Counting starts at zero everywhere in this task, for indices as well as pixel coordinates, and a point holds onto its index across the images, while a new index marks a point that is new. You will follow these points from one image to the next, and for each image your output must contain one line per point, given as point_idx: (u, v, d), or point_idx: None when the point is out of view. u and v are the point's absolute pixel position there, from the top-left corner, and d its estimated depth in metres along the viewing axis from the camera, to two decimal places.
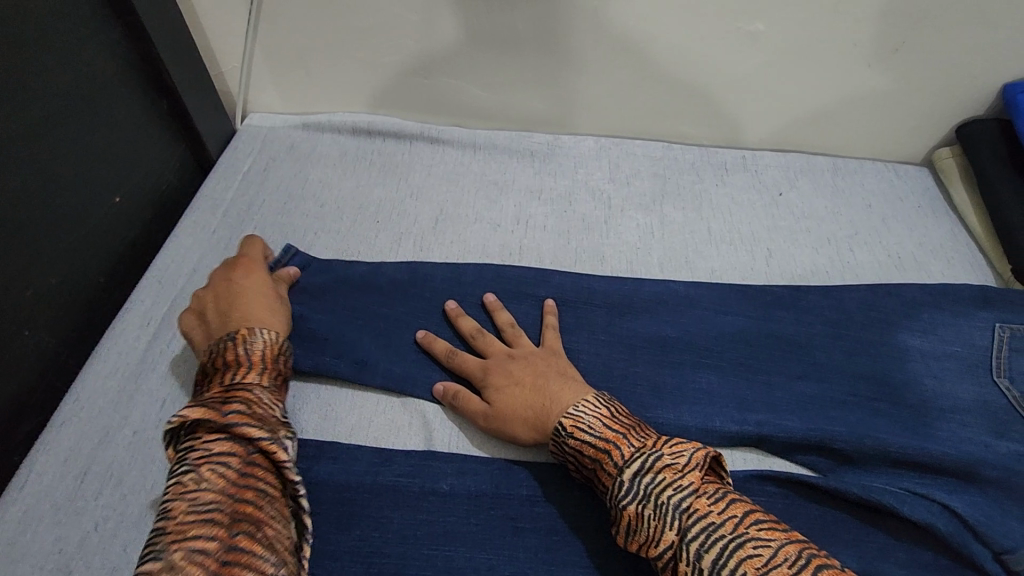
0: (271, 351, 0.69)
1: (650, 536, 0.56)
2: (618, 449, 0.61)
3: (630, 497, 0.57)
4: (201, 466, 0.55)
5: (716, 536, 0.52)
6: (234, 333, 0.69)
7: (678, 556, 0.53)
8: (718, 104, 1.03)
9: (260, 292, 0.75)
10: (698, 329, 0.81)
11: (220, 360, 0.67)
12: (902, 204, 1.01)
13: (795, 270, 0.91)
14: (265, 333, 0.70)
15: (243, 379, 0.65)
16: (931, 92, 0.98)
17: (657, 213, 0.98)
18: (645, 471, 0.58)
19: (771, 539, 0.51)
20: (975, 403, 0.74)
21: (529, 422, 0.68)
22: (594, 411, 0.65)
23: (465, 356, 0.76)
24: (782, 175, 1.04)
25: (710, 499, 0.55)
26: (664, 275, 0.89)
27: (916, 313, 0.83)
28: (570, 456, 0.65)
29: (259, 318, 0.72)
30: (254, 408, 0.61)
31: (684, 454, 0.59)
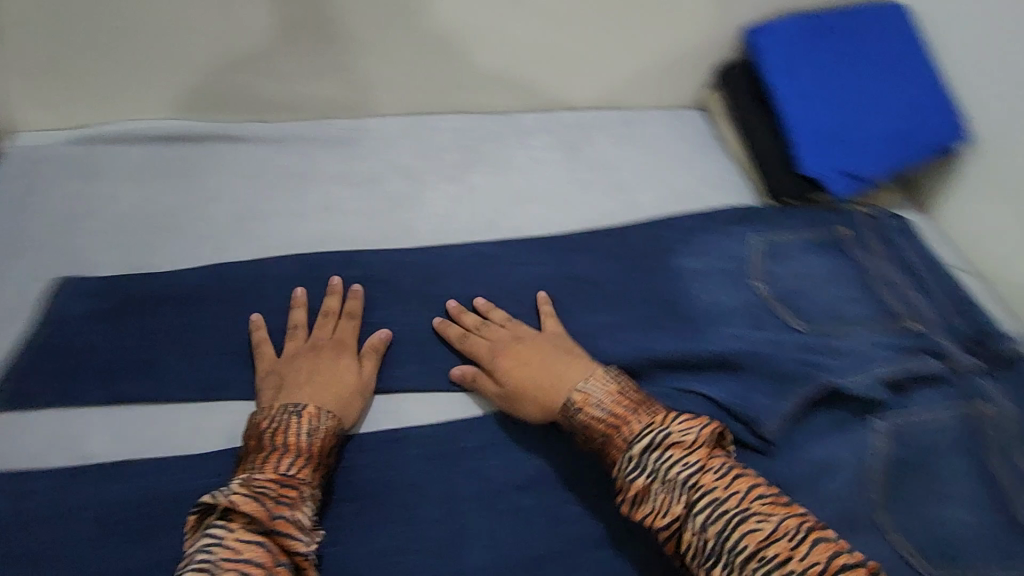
0: (327, 442, 0.68)
1: (659, 508, 0.61)
2: (629, 425, 0.66)
3: (640, 472, 0.63)
4: (228, 569, 0.54)
5: (722, 510, 0.58)
6: (302, 408, 0.69)
7: (685, 526, 0.59)
8: (509, 70, 1.08)
9: (337, 370, 0.74)
10: (503, 286, 0.87)
11: (280, 437, 0.66)
12: (681, 143, 1.12)
13: (590, 216, 0.99)
14: (328, 419, 0.69)
15: (295, 472, 0.64)
16: (684, 40, 1.09)
17: (464, 182, 1.01)
18: (654, 447, 0.63)
19: (773, 513, 0.57)
20: (735, 306, 0.87)
21: (539, 401, 0.72)
22: (604, 387, 0.70)
23: (473, 340, 0.79)
24: (577, 131, 1.12)
25: (715, 473, 0.61)
26: (470, 238, 0.93)
27: (688, 237, 0.94)
28: (580, 430, 0.69)
29: (326, 399, 0.71)
30: (298, 511, 0.62)
31: (693, 432, 0.64)
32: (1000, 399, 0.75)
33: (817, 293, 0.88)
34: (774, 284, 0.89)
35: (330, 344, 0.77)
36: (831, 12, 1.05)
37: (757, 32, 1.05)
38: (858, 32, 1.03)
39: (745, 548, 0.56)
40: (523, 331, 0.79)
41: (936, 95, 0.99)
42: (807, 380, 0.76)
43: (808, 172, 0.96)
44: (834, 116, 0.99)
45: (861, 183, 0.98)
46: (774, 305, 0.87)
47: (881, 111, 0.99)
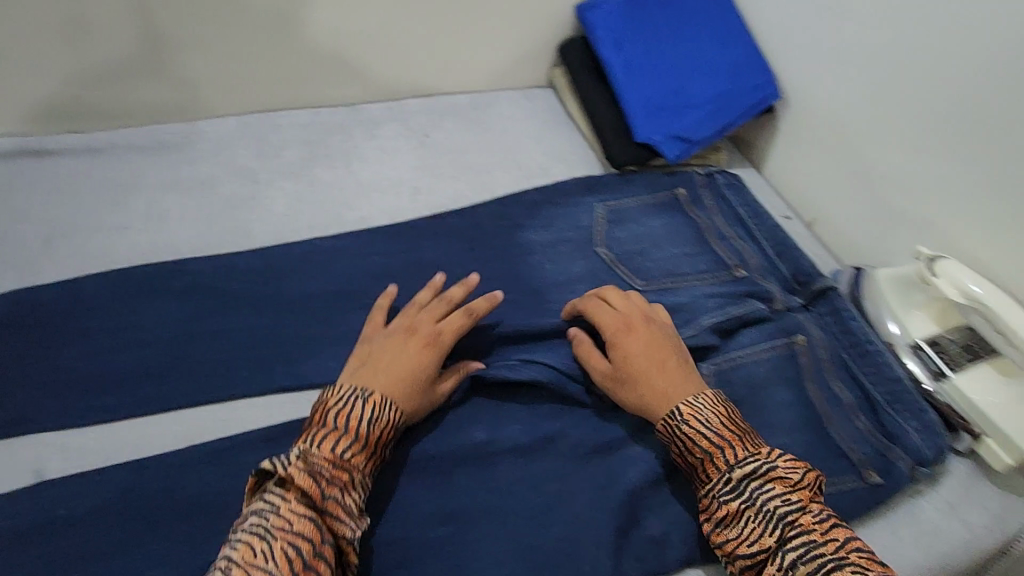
0: (386, 432, 0.64)
1: (745, 535, 0.60)
2: (732, 448, 0.63)
3: (735, 497, 0.61)
4: (278, 540, 0.53)
5: (816, 553, 0.57)
6: (370, 395, 0.64)
7: (772, 558, 0.58)
8: (348, 61, 1.05)
9: (410, 361, 0.68)
10: (346, 278, 0.85)
11: (345, 418, 0.62)
12: (531, 121, 1.14)
13: (439, 200, 0.98)
14: (393, 409, 0.65)
15: (352, 457, 0.61)
16: (523, 20, 1.11)
17: (307, 178, 0.98)
18: (758, 476, 0.62)
19: (869, 567, 0.56)
20: (582, 273, 0.89)
21: (642, 396, 0.69)
22: (713, 407, 0.67)
23: (596, 310, 0.76)
24: (428, 118, 1.11)
25: (813, 516, 0.59)
26: (314, 235, 0.91)
27: (537, 212, 0.96)
28: (678, 440, 0.66)
29: (397, 393, 0.66)
30: (348, 497, 0.59)
31: (798, 473, 0.62)
32: (815, 329, 0.81)
33: (657, 252, 0.92)
34: (617, 248, 0.92)
35: (428, 336, 0.71)
36: None
37: (588, 8, 1.08)
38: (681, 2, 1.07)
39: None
40: (663, 324, 0.75)
41: (753, 58, 1.04)
42: None
43: (641, 139, 1.00)
44: (662, 83, 1.03)
45: (691, 146, 1.01)
46: (617, 268, 0.90)
47: (705, 77, 1.03)
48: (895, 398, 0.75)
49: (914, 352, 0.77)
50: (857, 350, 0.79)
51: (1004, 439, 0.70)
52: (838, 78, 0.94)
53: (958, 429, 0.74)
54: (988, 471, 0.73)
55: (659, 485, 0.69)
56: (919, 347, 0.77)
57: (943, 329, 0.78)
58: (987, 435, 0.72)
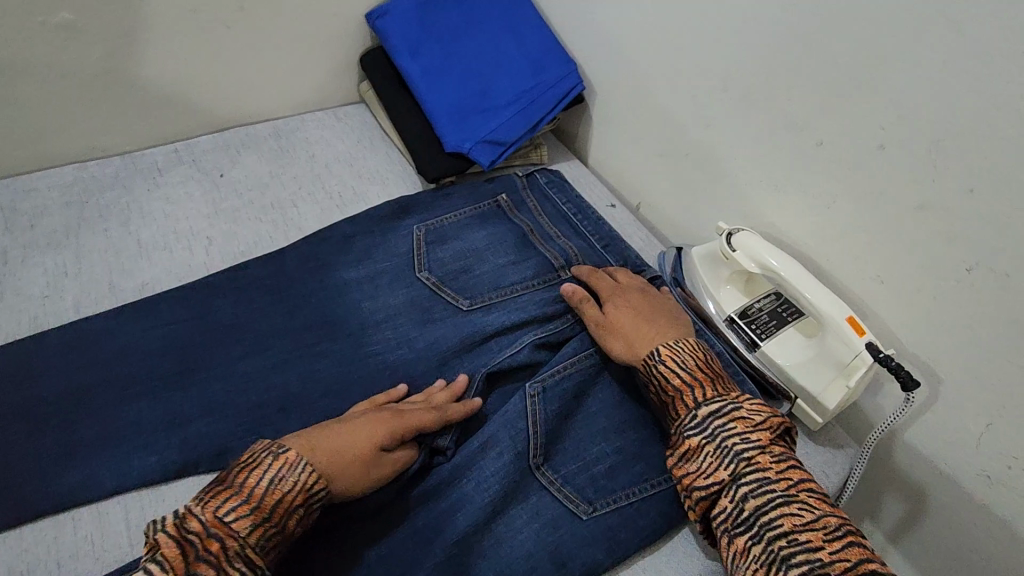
0: (293, 499, 0.55)
1: (703, 468, 0.62)
2: (702, 388, 0.66)
3: (698, 432, 0.63)
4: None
5: (768, 489, 0.59)
6: (282, 451, 0.57)
7: (726, 492, 0.60)
8: (109, 104, 0.92)
9: (359, 433, 0.62)
10: (122, 360, 0.73)
11: (243, 473, 0.56)
12: (343, 142, 1.06)
13: (236, 248, 0.88)
14: (303, 473, 0.56)
15: (236, 525, 0.53)
16: (311, 38, 1.03)
17: (73, 247, 0.84)
18: (720, 414, 0.64)
19: (817, 507, 0.58)
20: (403, 304, 0.83)
21: (629, 341, 0.73)
22: (692, 352, 0.69)
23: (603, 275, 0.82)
24: (222, 155, 1.00)
25: (772, 456, 0.61)
26: (81, 314, 0.78)
27: (350, 245, 0.88)
28: (653, 378, 0.69)
29: (323, 456, 0.58)
30: (221, 574, 0.51)
31: (764, 416, 0.64)
32: None
33: (485, 267, 0.88)
34: (439, 269, 0.87)
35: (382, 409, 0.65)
36: None
37: (377, 16, 1.01)
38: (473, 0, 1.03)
39: (779, 527, 0.56)
40: (657, 293, 0.80)
41: (554, 49, 1.01)
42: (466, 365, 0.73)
43: (450, 149, 0.95)
44: (464, 88, 0.98)
45: (504, 148, 0.97)
46: (441, 291, 0.84)
47: (509, 75, 1.00)
48: None
49: (731, 325, 0.78)
50: None
51: (813, 399, 0.72)
52: (628, 63, 0.94)
53: (776, 396, 0.76)
54: (807, 429, 0.76)
55: (491, 525, 0.64)
56: (732, 319, 0.78)
57: (752, 298, 0.79)
58: (799, 397, 0.73)
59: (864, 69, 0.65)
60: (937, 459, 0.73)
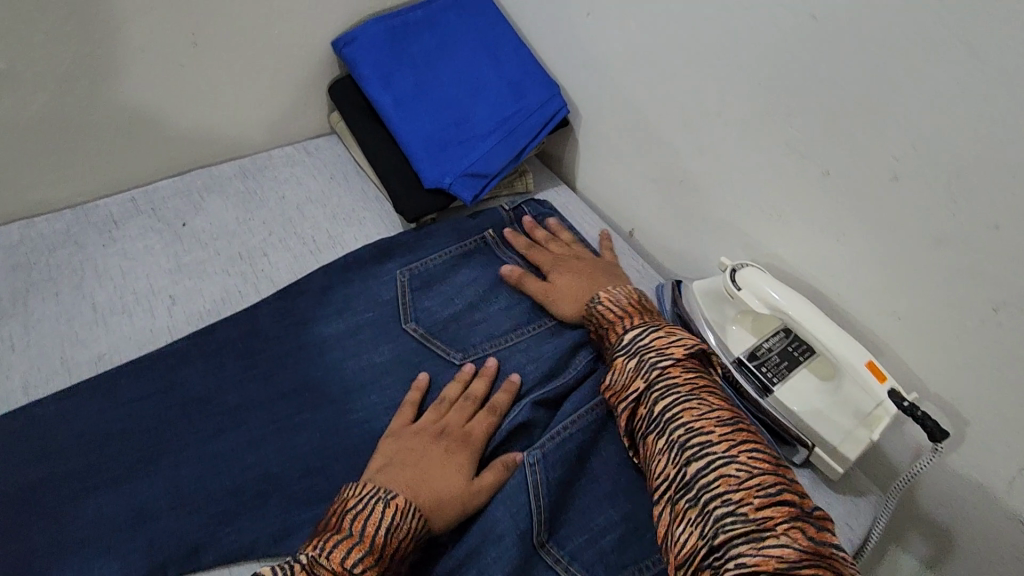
0: (404, 543, 0.58)
1: (623, 380, 0.67)
2: (630, 317, 0.73)
3: (624, 351, 0.69)
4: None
5: (674, 392, 0.64)
6: (390, 497, 0.58)
7: (640, 399, 0.65)
8: (54, 156, 0.84)
9: (446, 469, 0.64)
10: (81, 449, 0.67)
11: (360, 522, 0.57)
12: (316, 179, 1.00)
13: (202, 307, 0.81)
14: (414, 517, 0.58)
15: (360, 573, 0.54)
16: (273, 69, 0.96)
17: (19, 317, 0.77)
18: (640, 334, 0.69)
19: (713, 403, 0.63)
20: (388, 361, 0.77)
21: (575, 296, 0.80)
22: (626, 293, 0.77)
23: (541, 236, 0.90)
24: (183, 201, 0.93)
25: (683, 365, 0.66)
26: (31, 396, 0.70)
27: (327, 296, 0.82)
28: (594, 318, 0.76)
29: (420, 494, 0.61)
30: None
31: (678, 335, 0.69)
32: None
33: (477, 315, 0.82)
34: (427, 319, 0.81)
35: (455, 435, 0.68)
36: (416, 7, 0.97)
37: (344, 44, 0.94)
38: (445, 22, 0.97)
39: (680, 421, 0.61)
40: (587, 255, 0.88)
41: (535, 71, 0.95)
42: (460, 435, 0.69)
43: (430, 185, 0.89)
44: (441, 118, 0.92)
45: (488, 181, 0.91)
46: (430, 344, 0.79)
47: (489, 102, 0.94)
48: None
49: (739, 369, 0.72)
50: None
51: (833, 449, 0.67)
52: (615, 86, 0.88)
53: (792, 443, 0.71)
54: (826, 477, 0.71)
55: None
56: (740, 362, 0.72)
57: (761, 337, 0.74)
58: (817, 445, 0.69)
59: (872, 96, 0.60)
60: (967, 502, 0.69)
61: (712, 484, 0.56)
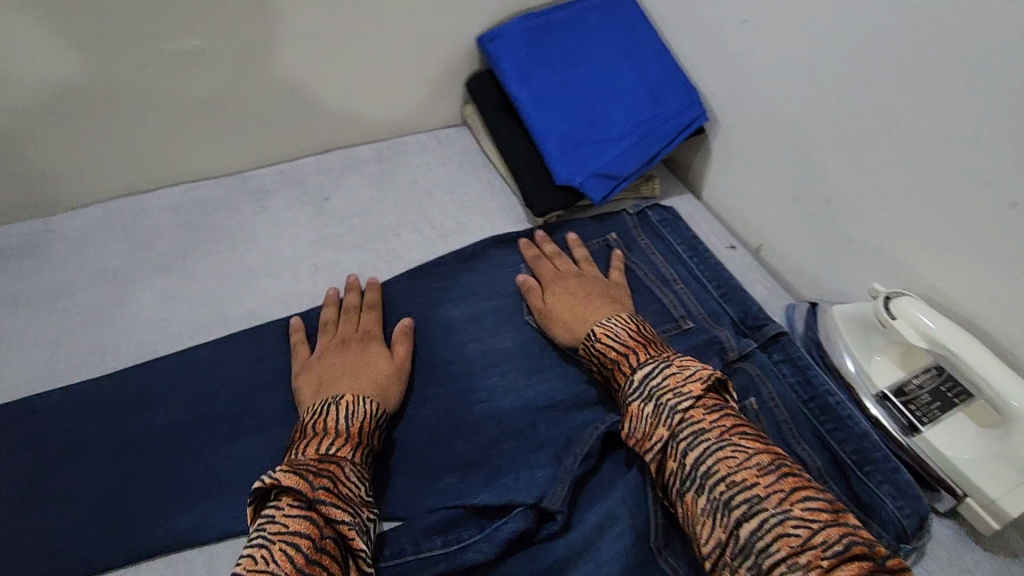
0: (366, 424, 0.65)
1: (646, 431, 0.62)
2: (637, 353, 0.68)
3: (637, 395, 0.64)
4: (276, 544, 0.52)
5: (703, 439, 0.58)
6: (338, 397, 0.66)
7: (667, 450, 0.60)
8: (225, 126, 0.92)
9: (370, 360, 0.72)
10: (234, 395, 0.73)
11: (322, 424, 0.63)
12: (445, 168, 1.03)
13: (338, 278, 0.86)
14: (367, 400, 0.66)
15: (336, 451, 0.61)
16: (419, 60, 1.00)
17: (183, 269, 0.85)
18: (654, 374, 0.64)
19: (749, 445, 0.57)
20: (511, 348, 0.79)
21: (568, 322, 0.76)
22: (625, 324, 0.72)
23: (539, 260, 0.86)
24: (326, 179, 0.99)
25: (706, 409, 0.60)
26: (191, 341, 0.78)
27: (455, 282, 0.85)
28: (594, 357, 0.72)
29: (362, 386, 0.69)
30: (340, 487, 0.58)
31: (692, 369, 0.64)
32: (768, 383, 0.73)
33: None
34: None
35: (358, 336, 0.76)
36: (560, 7, 0.99)
37: (488, 40, 0.97)
38: (588, 22, 0.98)
39: (716, 474, 0.55)
40: (568, 263, 0.84)
41: (674, 77, 0.95)
42: (580, 433, 0.70)
43: (560, 181, 0.90)
44: (577, 116, 0.93)
45: (617, 183, 0.92)
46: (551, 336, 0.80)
47: (624, 104, 0.94)
48: (864, 459, 0.67)
49: (881, 403, 0.69)
50: (816, 405, 0.72)
51: (988, 504, 0.62)
52: (762, 97, 0.86)
53: (937, 488, 0.66)
54: (973, 532, 0.66)
55: None
56: (884, 396, 0.69)
57: (910, 373, 0.69)
58: (968, 496, 0.64)
59: None
60: None
61: (772, 548, 0.50)
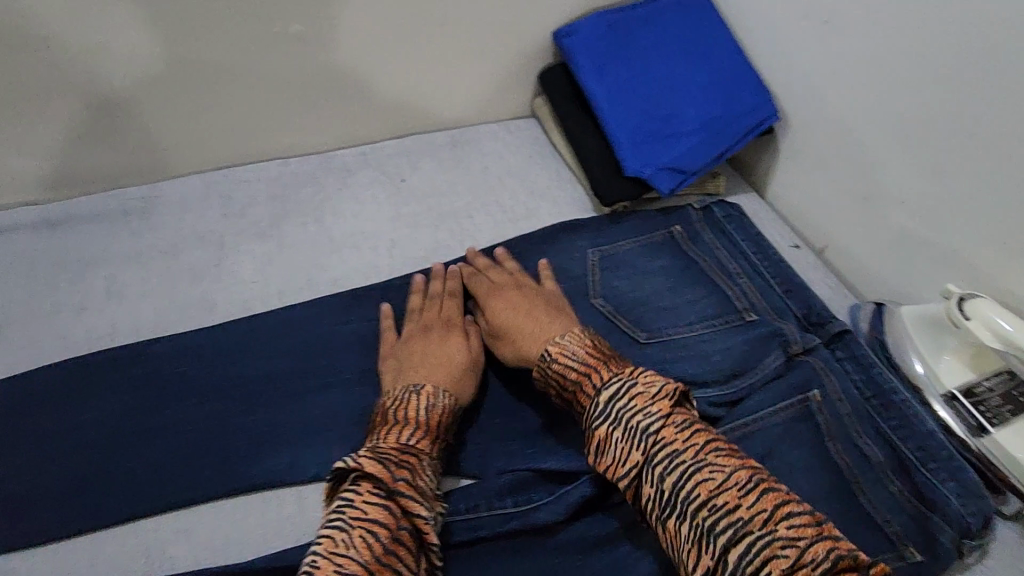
0: (443, 417, 0.68)
1: (616, 457, 0.61)
2: (596, 373, 0.66)
3: (603, 419, 0.63)
4: (355, 529, 0.54)
5: (679, 462, 0.57)
6: (418, 388, 0.69)
7: (643, 475, 0.59)
8: (316, 107, 0.99)
9: (447, 349, 0.75)
10: (321, 354, 0.79)
11: (402, 412, 0.67)
12: (515, 156, 1.07)
13: (415, 254, 0.92)
14: (444, 394, 0.69)
15: (416, 442, 0.64)
16: (498, 52, 1.04)
17: (274, 237, 0.92)
18: (618, 396, 0.63)
19: (726, 465, 0.57)
20: None
21: (517, 342, 0.75)
22: (579, 341, 0.71)
23: (478, 283, 0.83)
24: (403, 161, 1.05)
25: (676, 427, 0.60)
26: (281, 302, 0.84)
27: (524, 264, 0.90)
28: (551, 378, 0.70)
29: (440, 377, 0.71)
30: (417, 480, 0.60)
31: (657, 387, 0.63)
32: (832, 377, 0.75)
33: (662, 302, 0.86)
34: (614, 299, 0.86)
35: (440, 323, 0.79)
36: (636, 5, 1.02)
37: (565, 35, 1.01)
38: (663, 20, 1.00)
39: (697, 498, 0.55)
40: (489, 291, 0.81)
41: (747, 77, 0.97)
42: None
43: (630, 173, 0.92)
44: (649, 111, 0.95)
45: (685, 177, 0.94)
46: (616, 320, 0.84)
47: (696, 101, 0.96)
48: (929, 456, 0.68)
49: (949, 403, 0.70)
50: (879, 402, 0.73)
51: None
52: (837, 98, 0.87)
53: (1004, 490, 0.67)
54: None
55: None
56: (953, 397, 0.70)
57: (980, 374, 0.70)
58: None
59: None
60: None
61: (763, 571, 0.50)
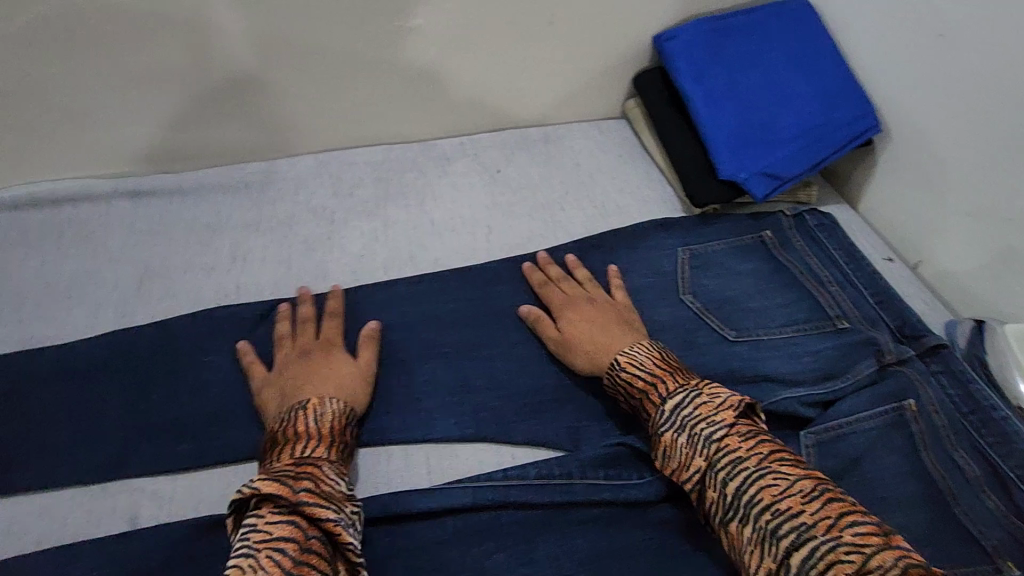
0: (335, 424, 0.68)
1: (682, 461, 0.63)
2: (664, 383, 0.68)
3: (670, 425, 0.65)
4: (262, 551, 0.53)
5: (742, 467, 0.58)
6: (304, 402, 0.68)
7: (707, 480, 0.60)
8: (423, 98, 1.04)
9: (331, 368, 0.75)
10: (424, 326, 0.84)
11: (291, 430, 0.66)
12: (606, 155, 1.11)
13: (510, 242, 0.96)
14: (332, 403, 0.69)
15: (313, 454, 0.64)
16: (599, 54, 1.07)
17: (380, 217, 0.98)
18: (686, 403, 0.65)
19: (790, 472, 0.57)
20: (668, 322, 0.86)
21: (589, 352, 0.77)
22: (647, 352, 0.73)
23: (551, 290, 0.86)
24: (499, 153, 1.09)
25: (741, 435, 0.61)
26: (387, 276, 0.91)
27: (616, 257, 0.93)
28: (619, 386, 0.72)
29: (327, 389, 0.72)
30: (320, 487, 0.60)
31: (723, 398, 0.65)
32: (927, 389, 0.74)
33: (752, 302, 0.87)
34: (704, 297, 0.88)
35: (317, 348, 0.77)
36: (740, 12, 1.03)
37: (666, 39, 1.02)
38: (765, 28, 1.02)
39: (760, 502, 0.55)
40: (571, 296, 0.84)
41: (848, 88, 0.97)
42: None
43: (725, 176, 0.94)
44: (747, 116, 0.97)
45: (779, 183, 0.95)
46: (706, 317, 0.86)
47: (794, 109, 0.97)
48: None
49: None
50: (978, 416, 0.73)
51: None
52: (948, 113, 0.86)
53: None
54: None
55: None
56: None
57: None
58: None
59: None
60: None
61: None
